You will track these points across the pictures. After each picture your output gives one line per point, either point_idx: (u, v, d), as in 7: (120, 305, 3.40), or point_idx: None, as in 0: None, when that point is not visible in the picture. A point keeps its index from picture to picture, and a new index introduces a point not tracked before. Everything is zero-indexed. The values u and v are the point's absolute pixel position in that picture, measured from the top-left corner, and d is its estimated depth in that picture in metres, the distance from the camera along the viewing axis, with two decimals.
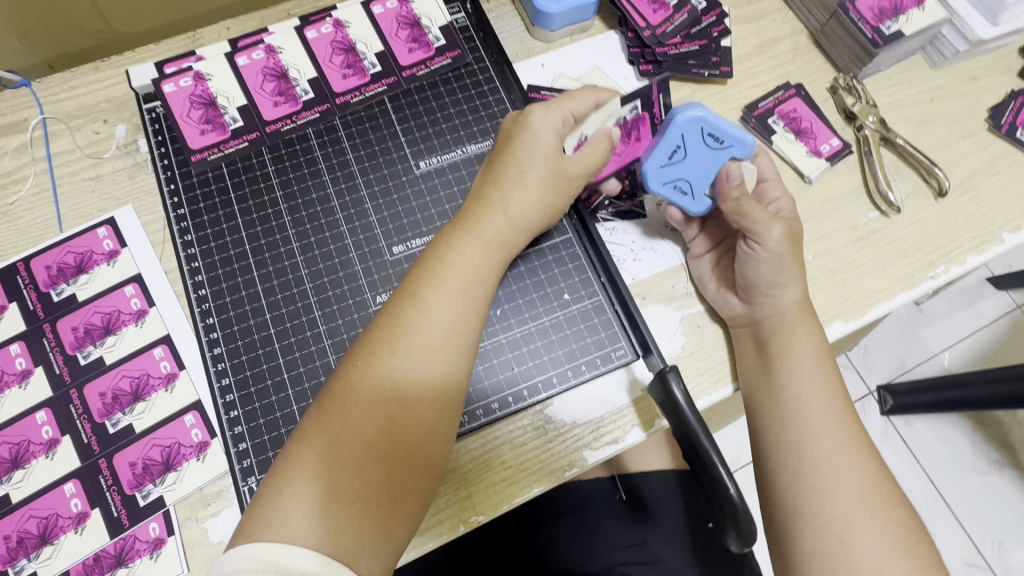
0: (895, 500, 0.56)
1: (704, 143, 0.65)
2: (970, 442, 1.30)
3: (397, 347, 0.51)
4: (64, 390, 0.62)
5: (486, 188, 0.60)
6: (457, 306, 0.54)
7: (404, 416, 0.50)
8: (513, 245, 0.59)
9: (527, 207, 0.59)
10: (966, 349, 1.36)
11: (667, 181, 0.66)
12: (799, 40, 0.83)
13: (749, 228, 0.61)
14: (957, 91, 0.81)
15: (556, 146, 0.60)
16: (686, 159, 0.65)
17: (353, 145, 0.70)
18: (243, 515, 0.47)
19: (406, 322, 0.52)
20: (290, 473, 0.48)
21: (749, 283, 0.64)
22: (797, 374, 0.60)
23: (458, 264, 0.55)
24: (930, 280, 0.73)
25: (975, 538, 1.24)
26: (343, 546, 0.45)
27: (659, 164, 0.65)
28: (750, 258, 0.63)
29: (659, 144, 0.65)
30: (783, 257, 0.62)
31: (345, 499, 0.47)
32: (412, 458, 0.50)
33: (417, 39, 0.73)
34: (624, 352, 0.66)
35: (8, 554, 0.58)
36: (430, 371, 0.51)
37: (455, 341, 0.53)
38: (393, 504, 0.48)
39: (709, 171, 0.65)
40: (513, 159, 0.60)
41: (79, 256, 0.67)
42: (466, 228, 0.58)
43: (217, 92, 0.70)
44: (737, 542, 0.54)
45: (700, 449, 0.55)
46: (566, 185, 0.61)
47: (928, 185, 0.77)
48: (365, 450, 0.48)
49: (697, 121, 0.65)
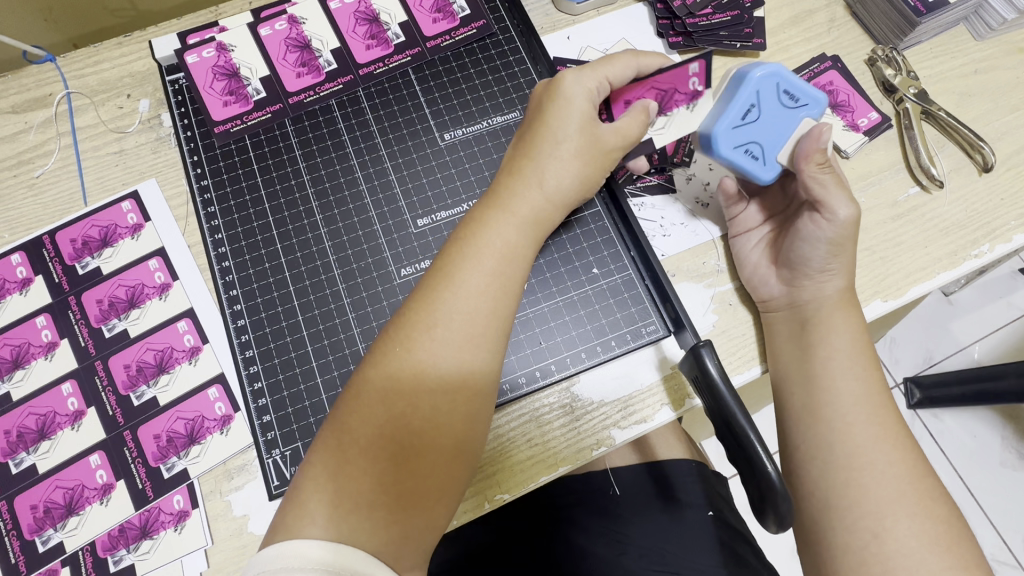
0: (939, 492, 0.54)
1: (779, 102, 0.60)
2: (1001, 437, 1.26)
3: (436, 334, 0.50)
4: (89, 362, 0.62)
5: (521, 161, 0.59)
6: (496, 290, 0.52)
7: (445, 402, 0.49)
8: (545, 222, 0.58)
9: (563, 178, 0.58)
10: (999, 340, 1.32)
11: (737, 145, 0.60)
12: (835, 11, 0.80)
13: (818, 198, 0.58)
14: (1002, 63, 0.77)
15: (592, 118, 0.59)
16: (759, 120, 0.60)
17: (376, 116, 0.69)
18: (280, 507, 0.46)
19: (445, 306, 0.51)
20: (329, 465, 0.47)
21: (802, 263, 0.60)
22: (840, 359, 0.58)
23: (492, 243, 0.54)
24: (973, 259, 0.70)
25: (1005, 535, 1.20)
26: (388, 540, 0.45)
27: (730, 125, 0.60)
28: (811, 234, 0.59)
29: (732, 102, 0.59)
30: (844, 242, 0.59)
31: (386, 490, 0.46)
32: (453, 448, 0.49)
33: (441, 8, 0.72)
34: (655, 328, 0.64)
35: (35, 524, 0.58)
36: (468, 359, 0.50)
37: (495, 325, 0.52)
38: (433, 495, 0.48)
39: (783, 134, 0.60)
40: (550, 131, 0.58)
41: (103, 230, 0.66)
42: (500, 206, 0.57)
43: (240, 63, 0.69)
44: (775, 524, 0.51)
45: (736, 427, 0.52)
46: (603, 159, 0.60)
47: (972, 161, 0.73)
48: (404, 439, 0.47)
49: (772, 78, 0.59)
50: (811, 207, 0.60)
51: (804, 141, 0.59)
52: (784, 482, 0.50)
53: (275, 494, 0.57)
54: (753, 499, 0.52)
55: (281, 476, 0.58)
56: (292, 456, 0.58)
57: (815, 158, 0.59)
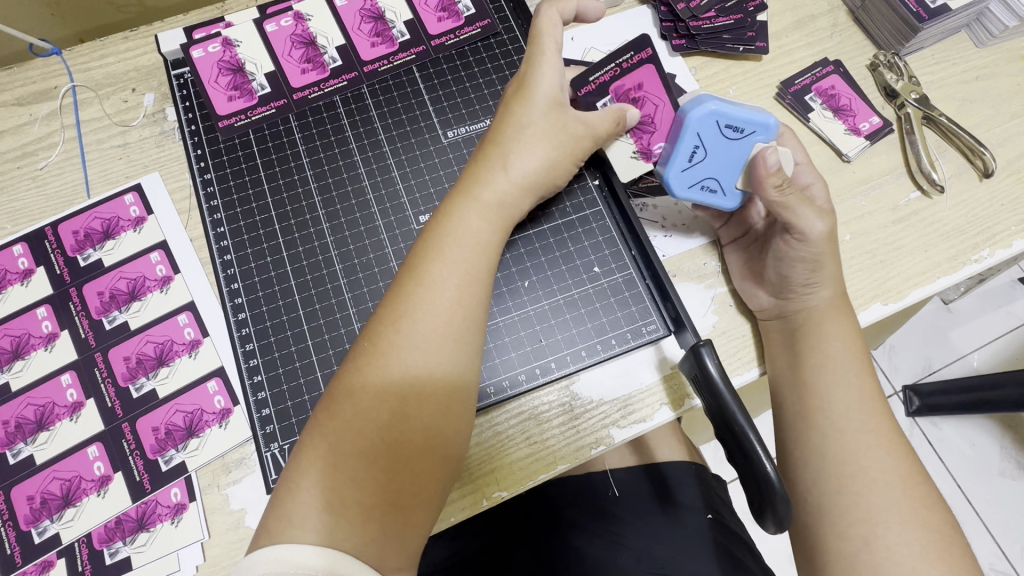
0: (935, 499, 0.54)
1: (722, 136, 0.60)
2: (1000, 446, 1.26)
3: (402, 327, 0.50)
4: (89, 353, 0.62)
5: (487, 151, 0.58)
6: (463, 279, 0.52)
7: (415, 396, 0.49)
8: (512, 207, 0.58)
9: (529, 163, 0.58)
10: (999, 349, 1.32)
11: (692, 184, 0.62)
12: (838, 17, 0.80)
13: (788, 219, 0.58)
14: (1003, 70, 0.78)
15: (554, 102, 0.59)
16: (706, 158, 0.61)
17: (380, 113, 0.69)
18: (263, 516, 0.46)
19: (410, 301, 0.51)
20: (307, 466, 0.47)
21: (783, 278, 0.61)
22: (839, 365, 0.58)
23: (459, 234, 0.54)
24: (973, 264, 0.70)
25: (1003, 545, 1.19)
26: (370, 538, 0.45)
27: (679, 168, 0.62)
28: (786, 254, 0.60)
29: (676, 148, 0.61)
30: (822, 259, 0.59)
31: (364, 489, 0.46)
32: (428, 441, 0.48)
33: (446, 8, 0.72)
34: (656, 327, 0.64)
35: (32, 515, 0.58)
36: (435, 350, 0.50)
37: (462, 314, 0.51)
38: (413, 491, 0.47)
39: (734, 164, 0.61)
40: (513, 118, 0.58)
41: (106, 222, 0.67)
42: (466, 197, 0.56)
43: (245, 59, 0.69)
44: (774, 525, 0.51)
45: (736, 427, 0.52)
46: (571, 144, 0.59)
47: (973, 166, 0.73)
48: (376, 436, 0.47)
49: (710, 116, 0.60)
50: (782, 228, 0.59)
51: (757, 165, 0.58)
52: (784, 483, 0.50)
53: (273, 489, 0.57)
54: (751, 500, 0.52)
55: (279, 470, 0.58)
56: (290, 450, 0.58)
57: (773, 181, 0.57)
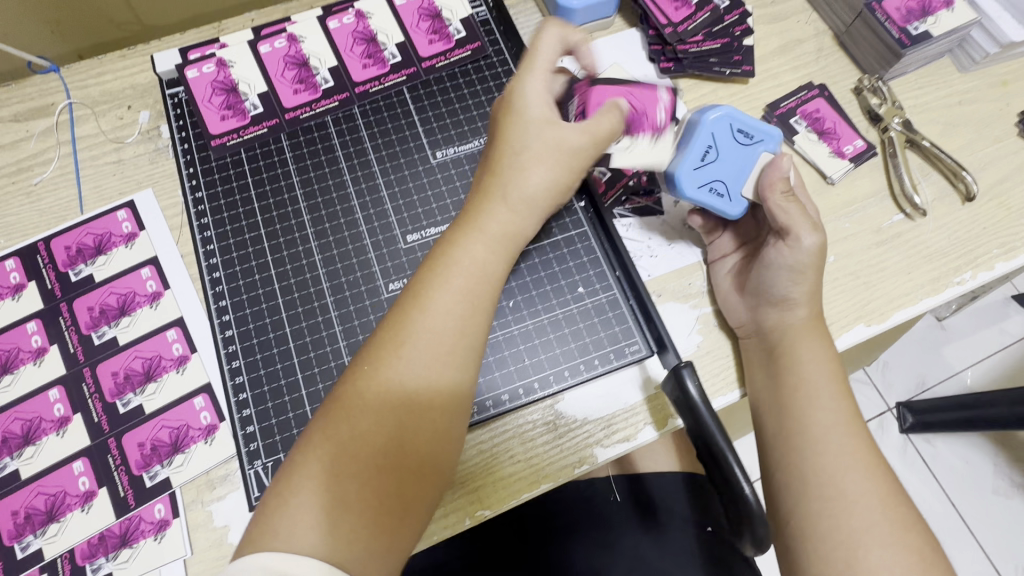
0: (915, 523, 0.54)
1: (734, 140, 0.64)
2: (992, 464, 1.26)
3: (404, 353, 0.50)
4: (77, 368, 0.63)
5: (487, 178, 0.59)
6: (466, 308, 0.53)
7: (412, 421, 0.49)
8: (515, 235, 0.58)
9: (526, 185, 0.58)
10: (991, 367, 1.32)
11: (701, 184, 0.64)
12: (823, 41, 0.82)
13: (784, 223, 0.60)
14: (986, 95, 0.79)
15: (548, 119, 0.59)
16: (718, 159, 0.64)
17: (370, 133, 0.71)
18: (249, 527, 0.46)
19: (413, 326, 0.51)
20: (299, 480, 0.46)
21: (764, 290, 0.62)
22: (818, 387, 0.58)
23: (462, 262, 0.55)
24: (956, 286, 0.71)
25: (997, 564, 1.19)
26: (357, 556, 0.44)
27: (692, 166, 0.63)
28: (776, 260, 0.61)
29: (690, 146, 0.63)
30: (806, 270, 0.60)
31: (358, 508, 0.46)
32: (422, 463, 0.49)
33: (438, 30, 0.74)
34: (639, 348, 0.65)
35: (16, 530, 0.58)
36: (436, 375, 0.51)
37: (464, 343, 0.52)
38: (403, 511, 0.48)
39: (744, 169, 0.64)
40: (507, 139, 0.59)
41: (98, 238, 0.67)
42: (470, 225, 0.57)
43: (238, 79, 0.71)
44: (752, 548, 0.51)
45: (715, 449, 0.53)
46: (570, 155, 0.59)
47: (956, 189, 0.75)
48: (373, 457, 0.47)
49: (725, 120, 0.64)
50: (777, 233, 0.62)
51: (766, 172, 0.63)
52: (762, 505, 0.50)
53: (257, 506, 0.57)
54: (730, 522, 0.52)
55: (262, 487, 0.58)
56: (273, 467, 0.58)
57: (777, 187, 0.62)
